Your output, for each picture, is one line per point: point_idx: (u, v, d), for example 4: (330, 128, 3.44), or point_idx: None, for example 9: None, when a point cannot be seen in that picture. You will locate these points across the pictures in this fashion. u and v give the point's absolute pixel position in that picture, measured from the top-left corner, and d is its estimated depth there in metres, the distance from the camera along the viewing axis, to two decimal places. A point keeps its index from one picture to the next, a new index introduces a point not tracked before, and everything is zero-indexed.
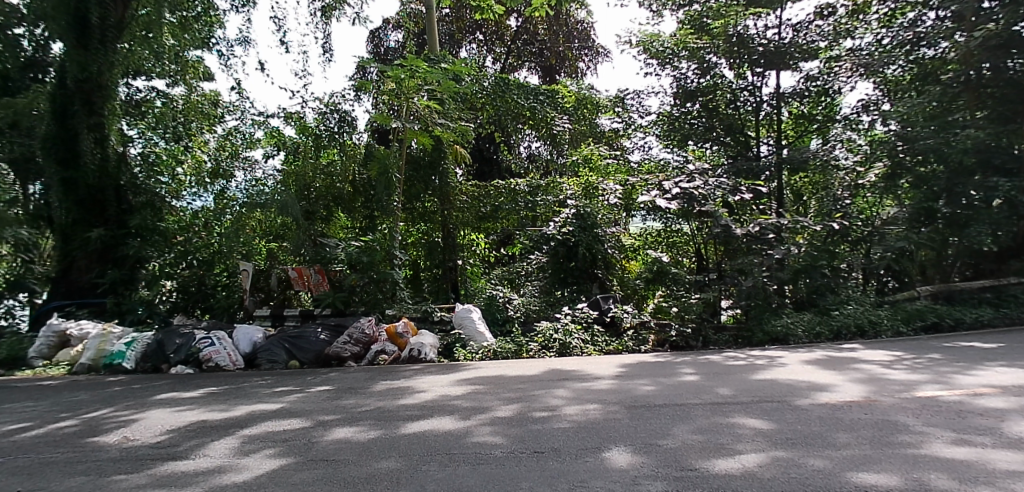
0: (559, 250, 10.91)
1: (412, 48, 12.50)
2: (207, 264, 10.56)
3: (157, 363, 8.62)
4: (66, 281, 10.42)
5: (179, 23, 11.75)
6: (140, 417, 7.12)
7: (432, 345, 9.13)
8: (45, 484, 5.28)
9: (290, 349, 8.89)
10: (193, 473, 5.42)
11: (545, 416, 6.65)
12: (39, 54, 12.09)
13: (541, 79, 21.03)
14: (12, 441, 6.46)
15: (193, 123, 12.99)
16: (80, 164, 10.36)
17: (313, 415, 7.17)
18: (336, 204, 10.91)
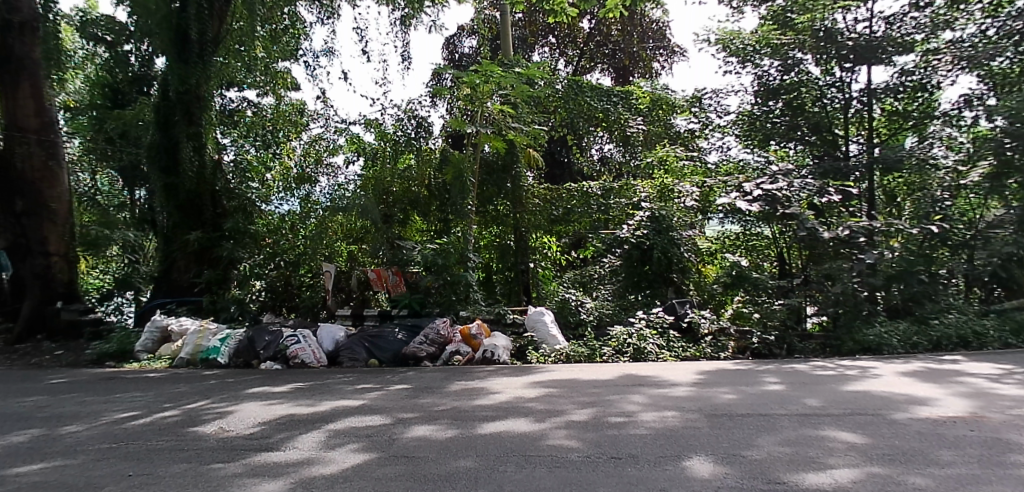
0: (633, 253, 10.67)
1: (486, 53, 12.64)
2: (293, 265, 10.97)
3: (248, 359, 9.08)
4: (168, 280, 11.23)
5: (269, 36, 12.37)
6: (235, 409, 7.54)
7: (505, 347, 9.25)
8: (151, 469, 5.67)
9: (370, 348, 9.21)
10: (283, 464, 5.68)
11: (622, 422, 6.57)
12: (144, 69, 12.84)
13: (613, 81, 20.86)
14: (123, 427, 6.99)
15: (280, 132, 13.25)
16: (180, 171, 11.04)
17: (393, 412, 7.37)
18: (413, 208, 11.23)
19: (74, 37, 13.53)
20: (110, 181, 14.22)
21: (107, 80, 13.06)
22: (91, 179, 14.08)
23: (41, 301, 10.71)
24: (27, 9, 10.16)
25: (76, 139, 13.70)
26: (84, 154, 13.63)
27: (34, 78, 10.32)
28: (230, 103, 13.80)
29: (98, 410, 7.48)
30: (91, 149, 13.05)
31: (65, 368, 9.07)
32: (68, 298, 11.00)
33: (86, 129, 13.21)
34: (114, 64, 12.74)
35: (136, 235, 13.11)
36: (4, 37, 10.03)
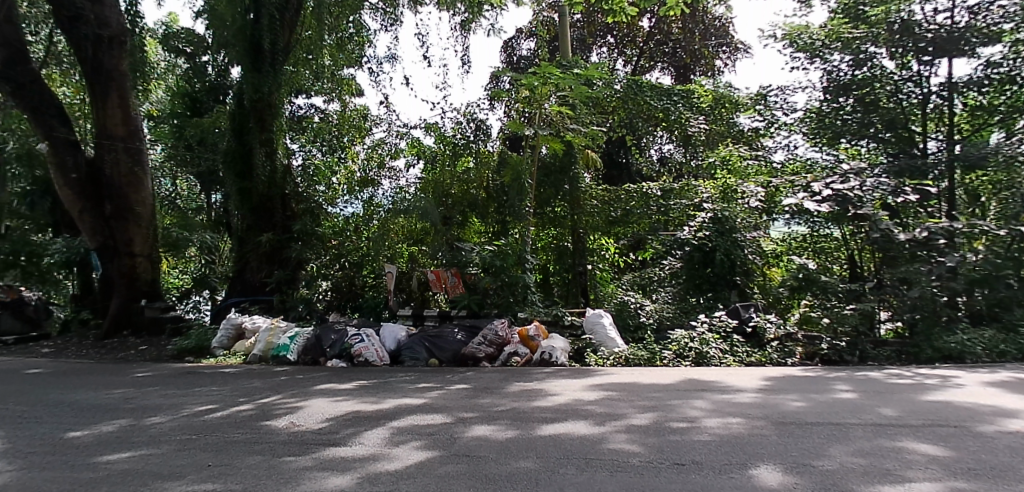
0: (694, 255, 10.43)
1: (545, 55, 12.63)
2: (356, 266, 11.46)
3: (316, 356, 9.46)
4: (242, 280, 11.85)
5: (336, 44, 12.77)
6: (304, 405, 7.83)
7: (563, 349, 9.19)
8: (228, 461, 5.96)
9: (430, 348, 9.37)
10: (350, 459, 5.86)
11: (685, 428, 6.46)
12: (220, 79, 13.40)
13: (674, 80, 20.54)
14: (201, 420, 7.37)
15: (345, 136, 13.56)
16: (254, 175, 11.57)
17: (453, 411, 7.48)
18: (471, 210, 11.37)
19: (158, 50, 14.36)
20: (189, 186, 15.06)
21: (187, 90, 13.69)
22: (172, 184, 15.04)
23: (127, 299, 11.43)
24: (116, 25, 10.76)
25: (159, 147, 14.58)
26: (166, 160, 14.44)
27: (122, 89, 10.97)
28: (300, 110, 14.37)
29: (179, 402, 7.92)
30: (174, 155, 13.78)
31: (150, 362, 9.65)
32: (151, 297, 11.69)
33: (168, 137, 14.05)
34: (194, 74, 13.42)
35: (213, 237, 13.61)
36: (96, 51, 10.65)
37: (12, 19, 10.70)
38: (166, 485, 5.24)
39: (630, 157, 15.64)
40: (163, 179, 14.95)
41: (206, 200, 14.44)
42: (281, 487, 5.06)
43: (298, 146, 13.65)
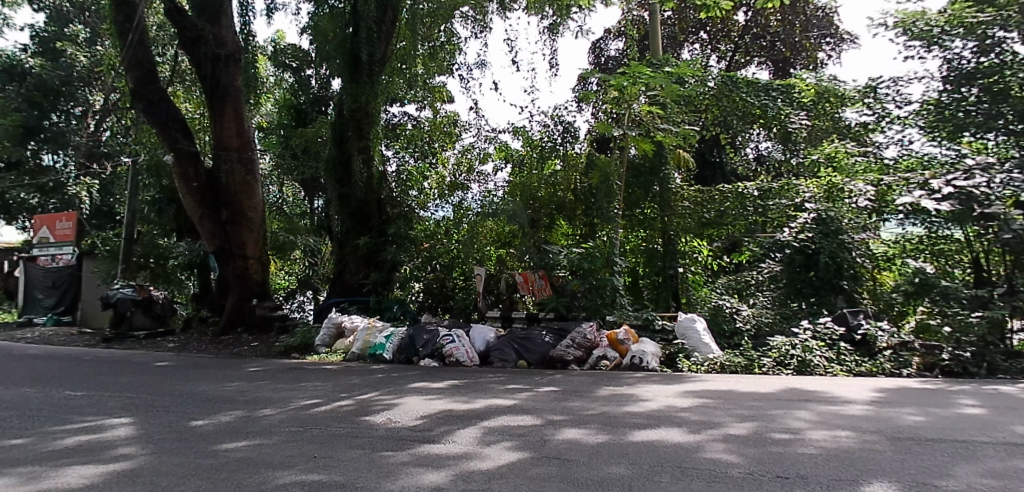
0: (795, 258, 9.94)
1: (634, 54, 12.41)
2: (447, 268, 11.84)
3: (409, 356, 9.82)
4: (342, 281, 12.42)
5: (429, 54, 13.17)
6: (399, 402, 8.11)
7: (654, 354, 8.96)
8: (330, 453, 6.27)
9: (519, 350, 9.45)
10: (444, 456, 6.01)
11: (787, 439, 6.13)
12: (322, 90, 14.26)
13: (771, 75, 19.71)
14: (306, 413, 7.81)
15: (437, 143, 13.77)
16: (352, 182, 12.13)
17: (543, 413, 7.50)
18: (559, 212, 11.38)
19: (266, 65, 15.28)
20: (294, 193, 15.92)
21: (292, 102, 14.63)
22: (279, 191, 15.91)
23: (241, 299, 12.30)
24: (231, 44, 11.69)
25: (268, 156, 15.54)
26: (275, 169, 15.26)
27: (236, 103, 11.86)
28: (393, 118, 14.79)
29: (285, 396, 8.43)
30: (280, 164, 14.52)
31: (260, 358, 10.35)
32: (262, 296, 12.52)
33: (277, 146, 14.91)
34: (299, 87, 14.44)
35: (316, 240, 14.37)
36: (214, 69, 11.58)
37: (144, 43, 11.83)
38: (276, 473, 5.58)
39: (724, 156, 15.13)
40: (271, 186, 15.85)
41: (309, 206, 15.38)
42: (381, 481, 5.26)
43: (393, 153, 13.85)
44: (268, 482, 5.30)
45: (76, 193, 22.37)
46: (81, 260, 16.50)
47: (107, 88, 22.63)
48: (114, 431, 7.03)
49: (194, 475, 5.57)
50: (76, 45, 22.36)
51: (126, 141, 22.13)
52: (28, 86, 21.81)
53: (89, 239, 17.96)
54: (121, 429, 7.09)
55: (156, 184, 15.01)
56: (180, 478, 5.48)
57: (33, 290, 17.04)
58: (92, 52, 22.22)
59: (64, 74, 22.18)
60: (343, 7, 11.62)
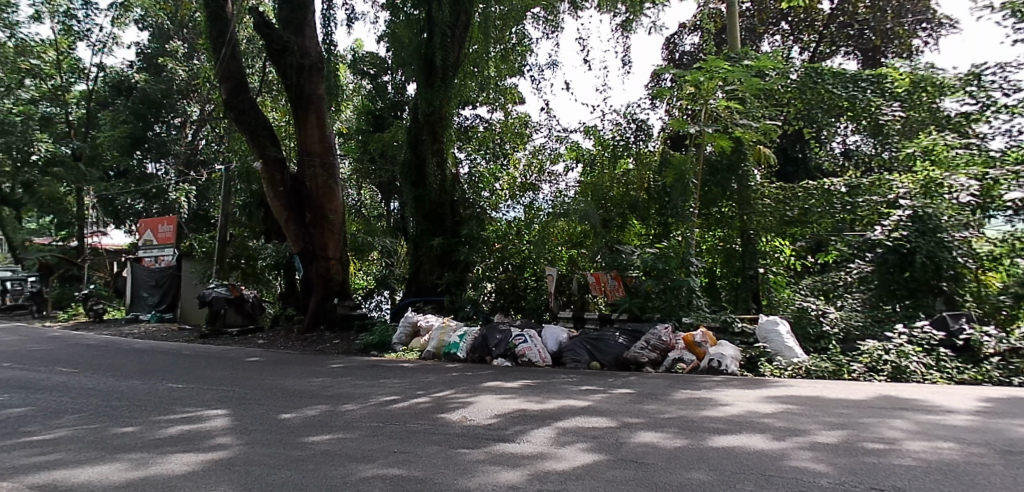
0: (888, 258, 9.39)
1: (710, 49, 12.09)
2: (519, 269, 11.97)
3: (482, 355, 9.97)
4: (417, 282, 12.72)
5: (500, 56, 13.30)
6: (474, 400, 8.22)
7: (734, 357, 8.66)
8: (408, 449, 6.43)
9: (592, 351, 9.37)
10: (519, 455, 6.03)
11: (881, 449, 5.78)
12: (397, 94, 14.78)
13: (860, 65, 18.73)
14: (385, 409, 8.05)
15: (508, 144, 14.09)
16: (426, 184, 12.39)
17: (618, 415, 7.39)
18: (632, 212, 11.22)
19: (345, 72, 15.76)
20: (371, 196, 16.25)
21: (371, 108, 15.09)
22: (358, 194, 16.23)
23: (323, 298, 12.82)
24: (314, 55, 12.31)
25: (347, 160, 16.14)
26: (354, 172, 15.88)
27: (318, 110, 12.40)
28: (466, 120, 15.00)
29: (365, 392, 8.73)
30: (360, 169, 15.39)
31: (341, 355, 10.77)
32: (342, 295, 13.01)
33: (355, 151, 15.53)
34: (377, 93, 14.93)
35: (392, 241, 14.92)
36: (298, 79, 12.13)
37: (235, 57, 12.56)
38: (357, 467, 5.78)
39: (808, 151, 14.48)
40: (352, 189, 16.19)
41: (386, 208, 15.94)
42: (458, 477, 5.34)
43: (465, 155, 14.02)
44: (350, 474, 5.50)
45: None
46: (180, 262, 17.62)
47: (203, 100, 24.01)
48: (210, 421, 7.49)
49: (282, 466, 5.85)
50: (175, 60, 23.65)
51: (217, 148, 23.52)
52: (134, 99, 24.41)
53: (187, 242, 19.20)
54: (216, 419, 7.55)
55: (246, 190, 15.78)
56: (271, 468, 5.77)
57: (139, 290, 18.36)
58: (190, 65, 23.56)
59: (166, 87, 24.39)
60: (418, 15, 11.80)
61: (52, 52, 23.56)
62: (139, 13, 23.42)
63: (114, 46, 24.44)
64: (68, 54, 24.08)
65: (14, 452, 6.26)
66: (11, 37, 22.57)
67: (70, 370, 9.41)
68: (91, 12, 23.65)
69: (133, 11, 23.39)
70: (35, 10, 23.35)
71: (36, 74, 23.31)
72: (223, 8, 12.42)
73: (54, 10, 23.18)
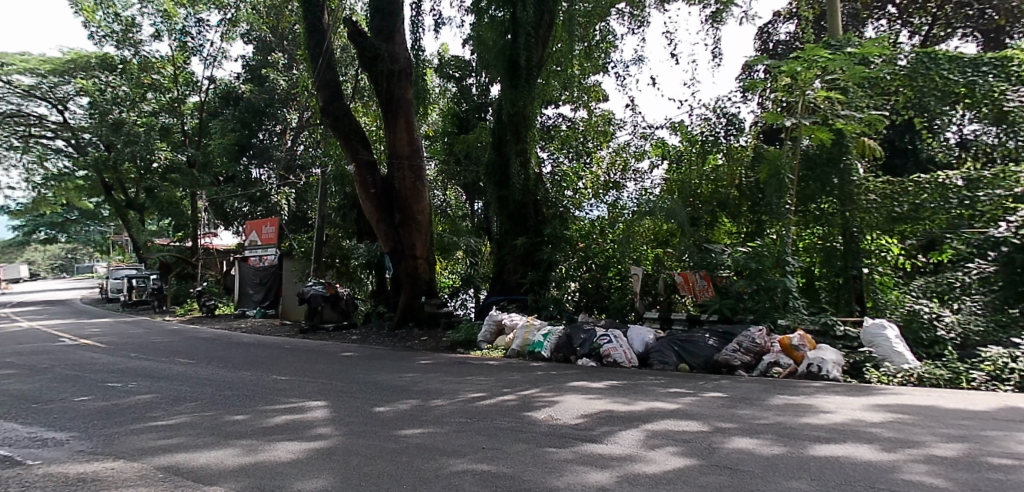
0: (1017, 257, 8.50)
1: (808, 37, 11.55)
2: (603, 268, 11.90)
3: (567, 354, 9.95)
4: (501, 280, 12.85)
5: (584, 53, 13.21)
6: (560, 400, 8.20)
7: (836, 362, 8.18)
8: (497, 445, 6.50)
9: (680, 352, 9.14)
10: (608, 456, 5.95)
11: (1009, 465, 5.26)
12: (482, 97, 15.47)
13: (979, 48, 17.37)
14: (472, 406, 8.18)
15: (592, 142, 14.23)
16: (510, 184, 12.46)
17: (710, 419, 7.14)
18: (721, 210, 10.95)
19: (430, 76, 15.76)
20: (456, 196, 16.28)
21: (455, 110, 15.72)
22: (444, 195, 16.36)
23: (411, 296, 13.24)
24: (404, 60, 12.65)
25: (433, 163, 16.40)
26: (440, 174, 16.13)
27: (406, 114, 12.76)
28: (549, 120, 15.24)
29: (453, 389, 8.91)
30: (445, 169, 15.70)
31: (429, 352, 11.07)
32: (429, 293, 13.39)
33: (441, 153, 15.93)
34: (461, 96, 15.77)
35: (477, 242, 15.07)
36: (389, 84, 12.52)
37: (331, 65, 13.13)
38: (448, 461, 5.90)
39: (918, 142, 13.55)
40: (438, 191, 16.35)
41: (471, 208, 16.11)
42: (547, 476, 5.34)
43: (548, 154, 14.11)
44: (442, 468, 5.61)
45: (276, 201, 25.23)
46: (281, 261, 18.58)
47: (302, 108, 25.35)
48: (310, 412, 7.87)
49: (377, 457, 6.06)
50: (276, 71, 25.17)
51: (314, 153, 24.92)
52: (241, 108, 25.81)
53: (287, 243, 20.24)
54: (316, 411, 7.93)
55: (340, 192, 16.72)
56: (366, 459, 6.00)
57: (246, 287, 19.65)
58: (289, 75, 24.95)
59: (268, 97, 25.60)
60: (503, 16, 11.99)
61: (170, 67, 26.10)
62: (245, 28, 25.13)
63: (222, 60, 26.25)
64: (183, 68, 26.22)
65: (142, 435, 6.84)
66: (135, 56, 25.65)
67: (187, 361, 10.20)
68: (203, 29, 25.54)
69: (239, 26, 25.14)
70: (156, 30, 25.58)
71: (158, 88, 26.49)
72: (320, 19, 13.03)
73: (171, 28, 25.32)
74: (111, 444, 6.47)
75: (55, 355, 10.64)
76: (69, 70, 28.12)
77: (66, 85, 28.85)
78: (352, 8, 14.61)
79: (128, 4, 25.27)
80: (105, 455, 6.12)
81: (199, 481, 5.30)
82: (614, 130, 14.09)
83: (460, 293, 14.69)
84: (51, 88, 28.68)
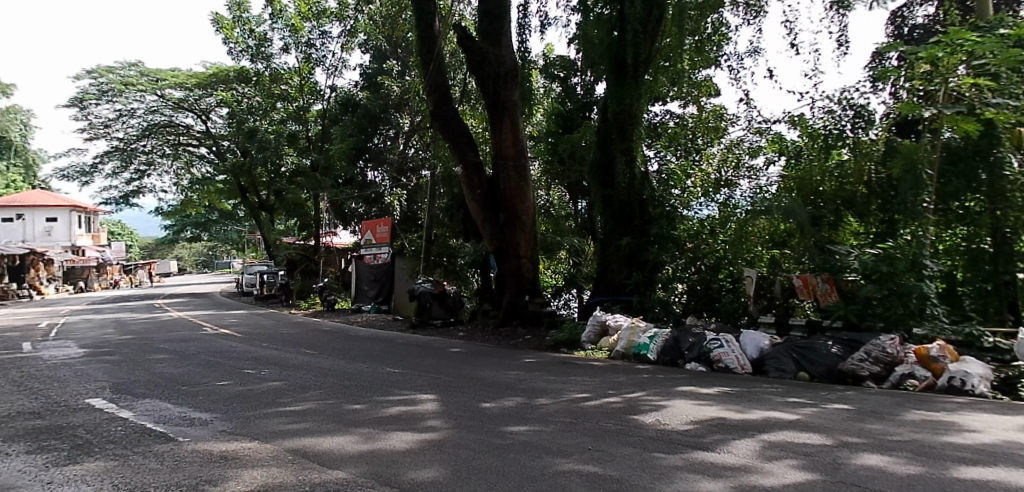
0: None
1: (952, 20, 10.60)
2: (712, 270, 11.53)
3: (674, 358, 9.66)
4: (604, 281, 12.67)
5: (694, 48, 12.96)
6: (668, 404, 7.98)
7: (982, 377, 7.37)
8: (603, 448, 6.42)
9: (799, 360, 8.63)
10: (721, 466, 5.69)
11: None
12: (586, 96, 15.55)
13: None
14: (576, 406, 8.14)
15: (702, 138, 13.86)
16: (615, 182, 12.32)
17: (834, 433, 6.63)
18: (847, 208, 10.21)
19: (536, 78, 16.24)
20: (559, 196, 16.26)
21: (560, 110, 15.80)
22: (546, 195, 16.32)
23: (515, 295, 13.41)
24: (510, 62, 12.84)
25: (537, 163, 16.41)
26: (543, 174, 16.12)
27: (512, 114, 12.97)
28: (655, 117, 14.84)
29: (558, 388, 8.92)
30: (549, 170, 15.73)
31: (534, 351, 11.18)
32: (533, 292, 13.48)
33: (545, 153, 15.99)
34: (566, 96, 15.82)
35: (580, 241, 15.26)
36: (495, 86, 12.83)
37: (441, 70, 13.58)
38: (554, 460, 5.89)
39: None
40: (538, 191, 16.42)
41: (573, 208, 16.06)
42: (655, 481, 5.19)
43: (655, 152, 14.03)
44: (547, 468, 5.61)
45: (389, 203, 26.54)
46: (393, 259, 19.47)
47: (413, 112, 26.38)
48: (420, 405, 8.16)
49: (484, 452, 6.17)
50: (391, 78, 26.36)
51: (425, 156, 25.93)
52: (359, 115, 26.54)
53: (398, 242, 21.07)
54: (425, 404, 8.20)
55: (447, 193, 17.25)
56: (474, 454, 6.12)
57: (362, 283, 20.73)
58: (402, 82, 26.12)
59: (383, 102, 26.49)
60: (609, 13, 12.02)
61: (297, 78, 28.27)
62: (363, 38, 26.55)
63: (342, 69, 27.82)
64: (308, 78, 28.30)
65: (272, 419, 7.40)
66: (268, 69, 28.06)
67: (311, 352, 10.93)
68: (325, 40, 27.27)
69: (358, 36, 26.62)
70: (285, 43, 27.71)
71: (286, 98, 28.77)
72: (431, 25, 13.45)
73: (298, 41, 27.35)
74: (247, 426, 7.05)
75: (201, 343, 11.81)
76: (211, 84, 31.09)
77: (208, 97, 31.95)
78: (461, 14, 15.02)
79: (261, 21, 27.54)
80: (240, 435, 6.68)
81: (322, 464, 5.65)
82: (727, 125, 13.52)
83: (563, 293, 14.81)
84: (196, 100, 31.86)
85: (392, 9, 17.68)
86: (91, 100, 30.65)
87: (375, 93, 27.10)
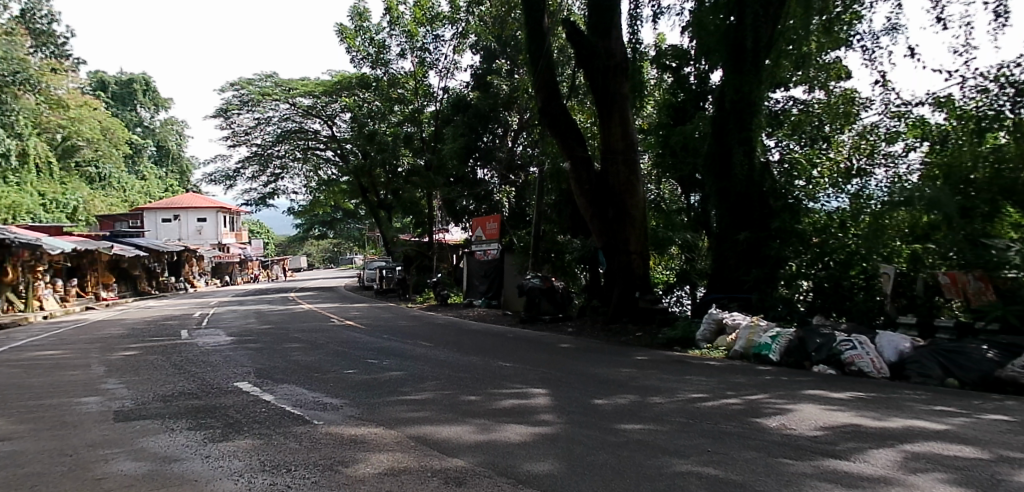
0: None
1: None
2: (843, 266, 10.68)
3: (800, 359, 9.11)
4: (721, 277, 12.33)
5: (824, 29, 12.13)
6: (795, 408, 7.53)
7: None
8: (723, 450, 6.17)
9: (947, 365, 7.82)
10: (857, 475, 5.28)
11: None
12: (700, 85, 14.78)
13: None
14: (693, 406, 7.88)
15: (830, 125, 13.04)
16: (731, 175, 11.91)
17: (991, 446, 5.94)
18: (1005, 197, 9.11)
19: (649, 68, 15.93)
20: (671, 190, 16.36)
21: (671, 101, 15.27)
22: (657, 189, 16.45)
23: (625, 290, 13.24)
24: (619, 55, 12.77)
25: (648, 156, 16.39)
26: (654, 167, 15.98)
27: (621, 108, 12.86)
28: (777, 105, 14.08)
29: (673, 387, 8.67)
30: (659, 162, 15.35)
31: (647, 349, 10.98)
32: (643, 288, 13.24)
33: (657, 146, 15.59)
34: (678, 85, 15.12)
35: (694, 236, 14.97)
36: (604, 80, 12.77)
37: (549, 68, 13.65)
38: (672, 461, 5.75)
39: None
40: (649, 185, 16.56)
41: (686, 202, 15.68)
42: (782, 487, 4.92)
43: (776, 141, 13.49)
44: (665, 468, 5.47)
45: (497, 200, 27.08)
46: (502, 255, 19.64)
47: (521, 110, 26.55)
48: (532, 399, 8.24)
49: (600, 449, 6.13)
50: (500, 76, 26.66)
51: (531, 152, 25.72)
52: (470, 114, 27.07)
53: (508, 238, 21.44)
54: (538, 398, 8.28)
55: (557, 189, 17.42)
56: (591, 449, 6.10)
57: (473, 279, 21.38)
58: (510, 81, 26.34)
59: (492, 101, 26.62)
60: None
61: (411, 82, 29.63)
62: (474, 39, 27.20)
63: (454, 71, 28.68)
64: (423, 82, 29.57)
65: (394, 407, 7.77)
66: (387, 74, 29.61)
67: (428, 344, 11.37)
68: (438, 44, 28.25)
69: (469, 38, 27.29)
70: (401, 49, 29.03)
71: (402, 101, 30.19)
72: (540, 23, 13.55)
73: (413, 46, 28.58)
74: (372, 412, 7.45)
75: (329, 333, 12.66)
76: (336, 91, 33.22)
77: (333, 104, 34.19)
78: (570, 8, 15.17)
79: (380, 29, 28.99)
80: (366, 421, 7.07)
81: (443, 452, 5.86)
82: (858, 111, 12.46)
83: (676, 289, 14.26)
84: (323, 107, 34.29)
85: (503, 9, 17.96)
86: (234, 110, 33.84)
87: (484, 93, 27.27)
